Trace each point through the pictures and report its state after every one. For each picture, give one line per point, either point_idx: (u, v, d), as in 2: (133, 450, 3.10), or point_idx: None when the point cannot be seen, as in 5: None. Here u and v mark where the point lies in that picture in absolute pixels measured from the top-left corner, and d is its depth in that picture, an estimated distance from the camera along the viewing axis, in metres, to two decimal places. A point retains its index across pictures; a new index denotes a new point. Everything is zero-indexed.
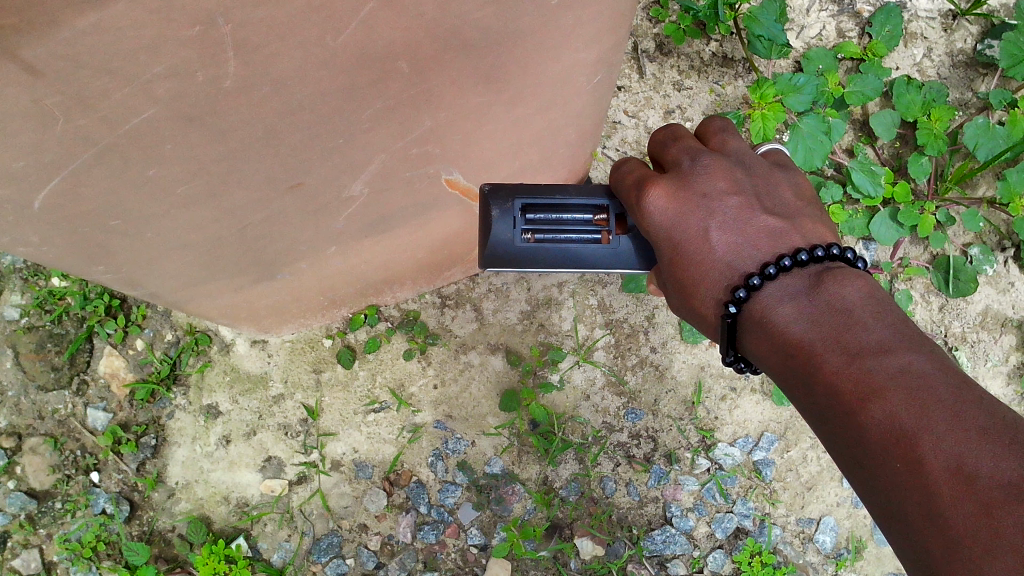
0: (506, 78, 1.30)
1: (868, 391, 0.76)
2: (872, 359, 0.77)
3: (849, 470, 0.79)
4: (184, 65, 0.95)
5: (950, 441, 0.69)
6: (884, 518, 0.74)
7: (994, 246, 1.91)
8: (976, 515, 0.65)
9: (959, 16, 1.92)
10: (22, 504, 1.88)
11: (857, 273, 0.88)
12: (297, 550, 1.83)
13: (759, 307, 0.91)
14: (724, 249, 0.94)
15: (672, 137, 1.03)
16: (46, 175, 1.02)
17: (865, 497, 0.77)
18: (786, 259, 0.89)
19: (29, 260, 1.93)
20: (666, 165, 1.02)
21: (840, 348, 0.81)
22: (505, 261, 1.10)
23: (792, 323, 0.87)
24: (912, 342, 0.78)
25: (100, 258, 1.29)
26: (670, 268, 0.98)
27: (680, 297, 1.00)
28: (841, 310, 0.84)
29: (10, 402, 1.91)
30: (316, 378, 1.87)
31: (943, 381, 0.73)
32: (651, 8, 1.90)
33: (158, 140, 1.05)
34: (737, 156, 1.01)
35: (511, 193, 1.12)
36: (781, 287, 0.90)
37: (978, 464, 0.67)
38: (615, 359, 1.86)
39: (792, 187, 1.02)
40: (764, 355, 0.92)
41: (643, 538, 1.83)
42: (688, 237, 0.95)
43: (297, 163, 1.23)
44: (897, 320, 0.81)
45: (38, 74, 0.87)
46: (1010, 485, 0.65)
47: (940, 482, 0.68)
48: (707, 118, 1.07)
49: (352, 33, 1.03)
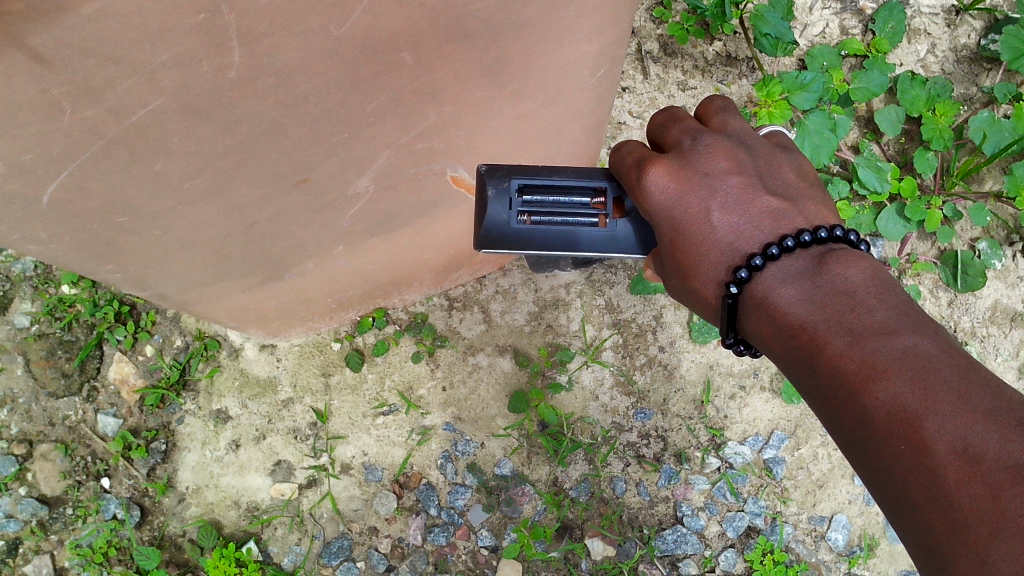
0: (509, 71, 1.31)
1: (871, 373, 0.75)
2: (875, 340, 0.77)
3: (852, 453, 0.79)
4: (190, 54, 0.96)
5: (955, 423, 0.69)
6: (887, 500, 0.74)
7: (1003, 241, 1.90)
8: (983, 496, 0.65)
9: (962, 12, 1.93)
10: (33, 510, 1.88)
11: (858, 254, 0.88)
12: (307, 553, 1.83)
13: (760, 288, 0.91)
14: (725, 230, 0.94)
15: (672, 118, 1.03)
16: (53, 169, 1.03)
17: (868, 479, 0.77)
18: (789, 240, 0.89)
19: (40, 267, 1.95)
20: (666, 146, 1.02)
21: (842, 330, 0.81)
22: (498, 240, 1.11)
23: (793, 305, 0.87)
24: (917, 323, 0.78)
25: (110, 255, 1.29)
26: (670, 249, 0.99)
27: (680, 278, 1.00)
28: (844, 293, 0.84)
29: (21, 409, 1.92)
30: (325, 381, 1.87)
31: (947, 363, 0.73)
32: (655, 9, 1.93)
33: (164, 133, 1.06)
34: (737, 136, 1.01)
35: (509, 172, 1.12)
36: (784, 268, 0.90)
37: (984, 445, 0.67)
38: (623, 359, 1.86)
39: (793, 167, 1.02)
40: (765, 338, 0.91)
41: (654, 538, 1.82)
42: (689, 217, 0.95)
43: (303, 158, 1.24)
44: (900, 302, 0.81)
45: (46, 63, 0.87)
46: (1017, 465, 0.65)
47: (944, 463, 0.68)
48: (708, 98, 1.07)
49: (355, 22, 1.03)
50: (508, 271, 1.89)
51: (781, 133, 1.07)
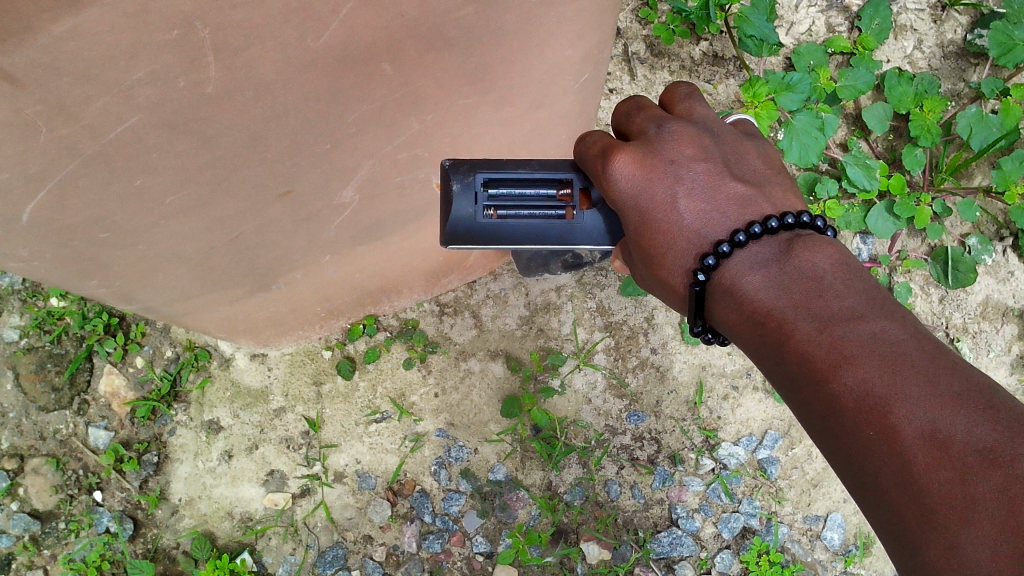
0: (491, 77, 1.30)
1: (839, 358, 0.75)
2: (843, 326, 0.77)
3: (820, 438, 0.78)
4: (165, 70, 0.95)
5: (923, 408, 0.68)
6: (855, 486, 0.74)
7: (992, 236, 1.90)
8: (951, 481, 0.65)
9: (948, 8, 1.93)
10: (26, 526, 1.87)
11: (826, 239, 0.88)
12: (302, 563, 1.82)
13: (728, 275, 0.90)
14: (691, 217, 0.94)
15: (637, 107, 1.03)
16: (32, 188, 1.02)
17: (836, 465, 0.76)
18: (756, 226, 0.89)
19: (27, 281, 1.93)
20: (632, 134, 1.01)
21: (809, 316, 0.80)
22: (466, 236, 1.10)
23: (761, 291, 0.87)
24: (884, 308, 0.77)
25: (93, 272, 1.28)
26: (637, 237, 0.98)
27: (648, 267, 0.99)
28: (812, 279, 0.83)
29: (12, 424, 1.91)
30: (316, 390, 1.86)
31: (915, 348, 0.72)
32: (640, 9, 1.92)
33: (142, 149, 1.05)
34: (703, 123, 1.00)
35: (473, 167, 1.11)
36: (751, 255, 0.89)
37: (952, 430, 0.66)
38: (616, 361, 1.85)
39: (760, 155, 1.02)
40: (733, 326, 0.91)
41: (650, 541, 1.81)
42: (655, 205, 0.94)
43: (285, 170, 1.23)
44: (868, 287, 0.81)
45: (19, 83, 0.87)
46: (986, 449, 0.64)
47: (913, 448, 0.67)
48: (672, 85, 1.07)
49: (333, 34, 1.03)
50: (498, 275, 1.88)
51: (747, 121, 1.07)
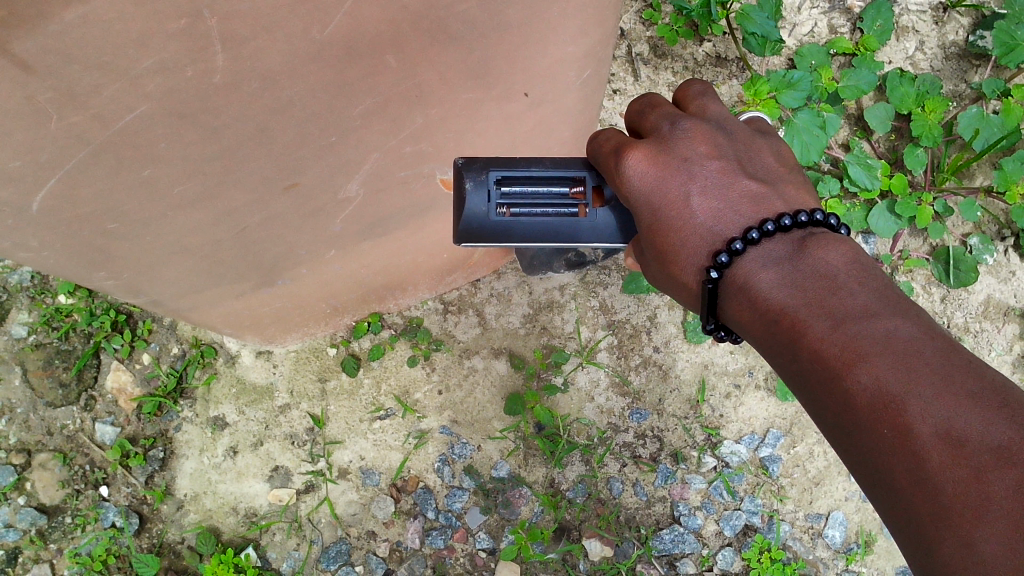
0: (495, 74, 1.32)
1: (854, 356, 0.76)
2: (857, 324, 0.78)
3: (833, 436, 0.79)
4: (173, 58, 0.96)
5: (938, 406, 0.69)
6: (868, 483, 0.75)
7: (994, 235, 1.91)
8: (966, 479, 0.65)
9: (949, 9, 1.94)
10: (32, 519, 1.88)
11: (839, 239, 0.89)
12: (306, 558, 1.83)
13: (741, 272, 0.91)
14: (704, 214, 0.95)
15: (650, 105, 1.05)
16: (42, 176, 1.03)
17: (848, 462, 0.77)
18: (769, 224, 0.90)
19: (36, 277, 1.95)
20: (645, 132, 1.03)
21: (823, 314, 0.81)
22: (478, 233, 1.11)
23: (773, 289, 0.88)
24: (897, 307, 0.78)
25: (101, 263, 1.30)
26: (650, 234, 0.99)
27: (661, 264, 1.01)
28: (825, 277, 0.84)
29: (19, 419, 1.92)
30: (321, 387, 1.88)
31: (929, 346, 0.73)
32: (643, 11, 1.94)
33: (151, 139, 1.06)
34: (716, 121, 1.02)
35: (486, 165, 1.13)
36: (765, 252, 0.91)
37: (967, 429, 0.67)
38: (618, 360, 1.87)
39: (774, 154, 1.03)
40: (746, 323, 0.92)
41: (652, 538, 1.82)
42: (669, 202, 0.96)
43: (292, 162, 1.25)
44: (881, 286, 0.82)
45: (30, 69, 0.88)
46: (1000, 448, 0.65)
47: (928, 446, 0.68)
48: (686, 83, 1.08)
49: (339, 25, 1.05)
50: (502, 274, 1.89)
51: (760, 120, 1.09)
